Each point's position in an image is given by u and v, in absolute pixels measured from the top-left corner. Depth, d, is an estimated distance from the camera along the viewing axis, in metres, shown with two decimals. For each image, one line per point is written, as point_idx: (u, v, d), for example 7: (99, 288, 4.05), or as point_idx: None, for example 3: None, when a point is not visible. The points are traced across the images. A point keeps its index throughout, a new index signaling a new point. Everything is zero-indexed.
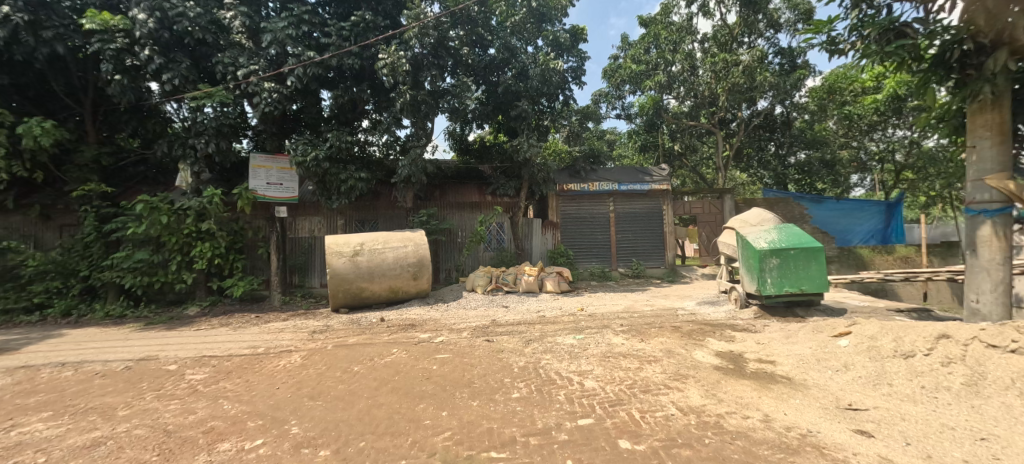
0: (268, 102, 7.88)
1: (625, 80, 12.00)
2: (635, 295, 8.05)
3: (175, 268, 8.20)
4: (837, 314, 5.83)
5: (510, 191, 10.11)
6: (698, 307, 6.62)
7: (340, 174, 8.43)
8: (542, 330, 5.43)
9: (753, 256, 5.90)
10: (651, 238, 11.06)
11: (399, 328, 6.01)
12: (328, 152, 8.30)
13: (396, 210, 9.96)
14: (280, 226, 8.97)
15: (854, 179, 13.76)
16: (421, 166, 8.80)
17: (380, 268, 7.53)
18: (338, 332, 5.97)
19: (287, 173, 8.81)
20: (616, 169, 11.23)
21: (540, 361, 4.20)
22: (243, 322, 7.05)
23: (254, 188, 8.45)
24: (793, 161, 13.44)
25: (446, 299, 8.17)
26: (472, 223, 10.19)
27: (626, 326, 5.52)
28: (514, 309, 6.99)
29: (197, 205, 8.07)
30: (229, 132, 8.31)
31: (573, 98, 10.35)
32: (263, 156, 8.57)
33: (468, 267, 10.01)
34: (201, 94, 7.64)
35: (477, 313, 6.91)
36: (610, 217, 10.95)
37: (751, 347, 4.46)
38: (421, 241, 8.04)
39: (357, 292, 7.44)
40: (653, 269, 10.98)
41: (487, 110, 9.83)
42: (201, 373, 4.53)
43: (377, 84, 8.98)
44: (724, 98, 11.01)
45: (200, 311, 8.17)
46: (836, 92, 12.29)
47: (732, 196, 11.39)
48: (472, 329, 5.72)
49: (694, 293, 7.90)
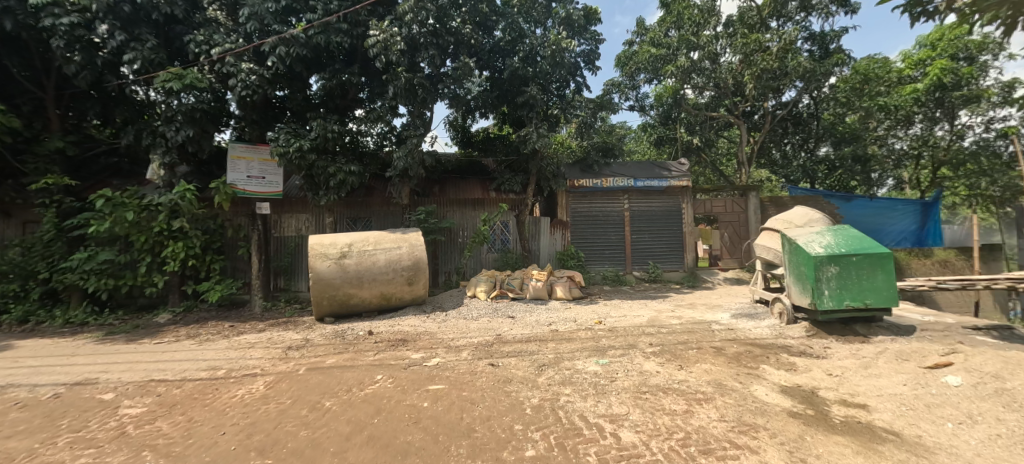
0: (246, 85, 7.00)
1: (640, 68, 11.09)
2: (658, 304, 7.14)
3: (144, 270, 7.35)
4: (904, 332, 4.93)
5: (516, 187, 9.27)
6: (734, 321, 5.72)
7: (328, 167, 7.57)
8: (556, 351, 4.54)
9: (807, 263, 4.98)
10: (668, 239, 10.15)
11: (389, 344, 5.16)
12: (314, 143, 7.42)
13: (392, 207, 9.08)
14: (262, 225, 8.11)
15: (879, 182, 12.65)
16: (417, 158, 7.91)
17: (370, 273, 6.67)
18: (317, 349, 5.12)
19: (270, 165, 7.97)
20: (632, 164, 10.17)
21: (558, 397, 3.33)
22: (213, 333, 6.20)
23: (233, 181, 7.64)
24: (820, 155, 12.48)
25: (444, 306, 7.31)
26: (474, 222, 9.29)
27: (656, 346, 4.63)
28: (521, 321, 6.11)
29: (168, 200, 7.21)
30: (204, 119, 7.43)
31: (586, 85, 9.42)
32: (244, 145, 7.72)
33: (470, 270, 9.13)
34: (169, 75, 6.74)
35: (479, 325, 6.04)
36: (624, 216, 10.05)
37: (821, 380, 3.56)
38: (417, 242, 7.17)
39: (344, 300, 6.59)
40: (671, 273, 10.06)
41: (492, 97, 8.93)
42: (139, 407, 3.67)
43: (370, 67, 8.09)
44: (751, 85, 10.07)
45: (171, 319, 7.33)
46: (870, 81, 11.35)
47: (757, 194, 10.56)
48: (474, 347, 4.85)
49: (722, 302, 7.01)
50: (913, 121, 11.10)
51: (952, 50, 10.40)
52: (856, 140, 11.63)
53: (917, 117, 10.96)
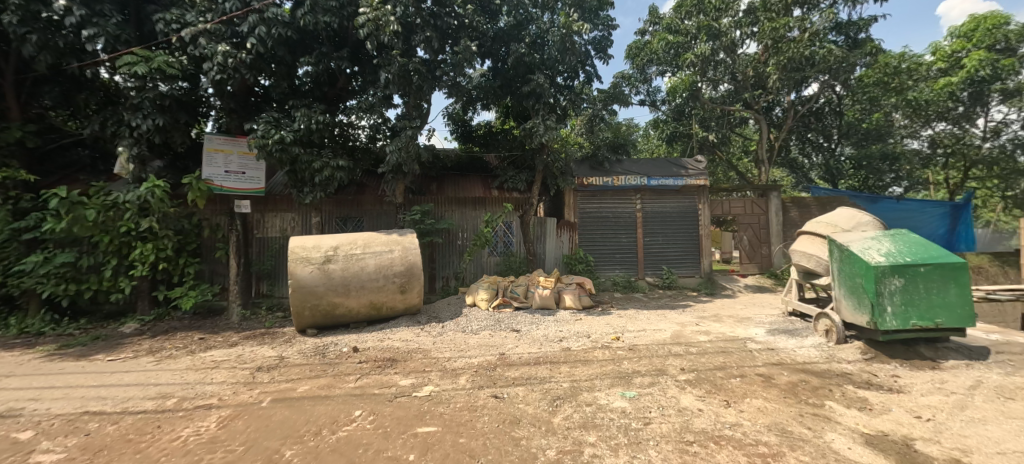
0: (223, 68, 6.26)
1: (652, 61, 10.48)
2: (679, 316, 6.41)
3: (110, 274, 6.63)
4: (978, 355, 4.21)
5: (520, 185, 8.63)
6: (772, 338, 4.99)
7: (313, 161, 6.84)
8: (572, 380, 3.81)
9: (864, 274, 4.26)
10: (684, 242, 9.42)
11: (375, 365, 4.43)
12: (298, 133, 6.68)
13: (385, 206, 8.35)
14: (242, 225, 7.38)
15: (897, 190, 11.64)
16: (413, 153, 7.18)
17: (358, 280, 5.95)
18: (290, 371, 4.38)
19: (251, 159, 7.25)
20: (644, 161, 9.43)
21: (582, 450, 2.58)
22: (178, 347, 5.46)
23: (209, 177, 6.92)
24: (844, 153, 11.72)
25: (441, 317, 6.57)
26: (475, 222, 8.55)
27: (690, 372, 3.91)
28: (527, 336, 5.37)
29: (135, 197, 6.49)
30: (176, 107, 6.71)
31: (597, 74, 8.68)
32: (222, 137, 6.98)
33: (469, 275, 8.40)
34: (134, 58, 6.00)
35: (479, 340, 5.30)
36: (636, 217, 9.33)
37: (912, 427, 2.82)
38: (411, 245, 6.44)
39: (328, 310, 5.86)
40: (687, 278, 9.32)
41: (495, 87, 8.22)
42: (56, 453, 2.93)
43: (362, 52, 7.37)
44: (776, 76, 9.29)
45: (138, 329, 6.59)
46: (900, 75, 10.62)
47: (779, 194, 9.87)
48: (474, 371, 4.12)
49: (751, 315, 6.29)
50: (944, 117, 10.37)
51: (991, 40, 9.75)
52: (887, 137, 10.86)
53: (950, 113, 10.25)
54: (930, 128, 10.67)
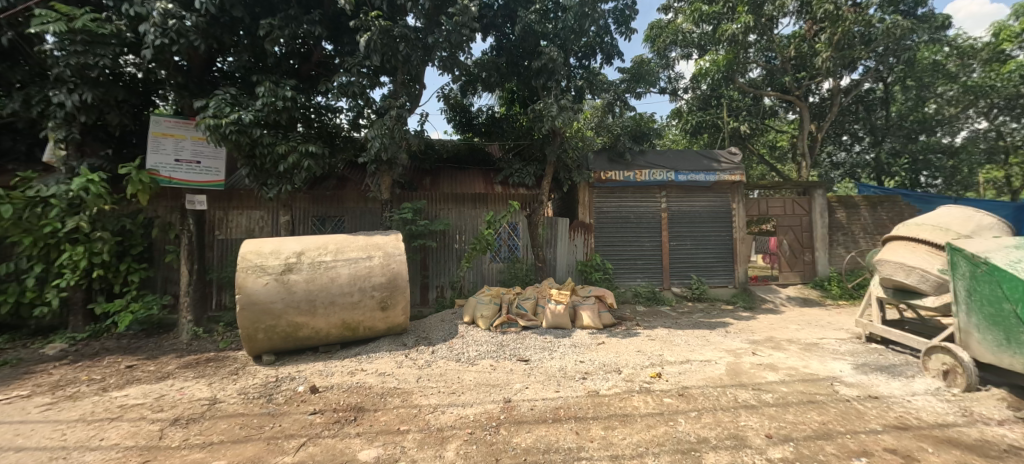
0: (161, 30, 5.01)
1: (674, 43, 9.46)
2: (727, 341, 5.17)
3: (32, 283, 5.45)
4: None
5: (528, 179, 7.45)
6: (866, 380, 3.76)
7: (278, 146, 5.61)
8: (613, 455, 2.56)
9: (1018, 298, 3.02)
10: (715, 246, 8.18)
11: (332, 420, 3.19)
12: (259, 113, 5.45)
13: (370, 203, 7.14)
14: (198, 225, 6.19)
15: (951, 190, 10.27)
16: (399, 137, 5.98)
17: (328, 294, 4.76)
18: (214, 428, 3.16)
19: (206, 146, 6.10)
20: (671, 153, 8.11)
21: None
22: (90, 382, 4.23)
23: (154, 167, 5.78)
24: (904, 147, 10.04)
25: (431, 339, 5.35)
26: (475, 223, 7.32)
27: (786, 444, 2.64)
28: (539, 370, 4.16)
29: (62, 190, 5.30)
30: (111, 81, 5.51)
31: (619, 50, 7.47)
32: (171, 120, 5.88)
33: (468, 285, 7.21)
34: (51, 14, 4.82)
35: (477, 376, 4.07)
36: (661, 218, 8.10)
37: None
38: (394, 250, 5.22)
39: (289, 333, 4.67)
40: (719, 289, 8.07)
41: (500, 63, 7.02)
42: None
43: (341, 18, 6.21)
44: (826, 54, 8.06)
45: (62, 351, 5.39)
46: (964, 56, 9.32)
47: (823, 192, 8.62)
48: (468, 434, 2.89)
49: (816, 341, 5.05)
50: (1013, 105, 9.07)
51: None
52: (943, 128, 9.62)
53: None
54: (991, 119, 9.43)
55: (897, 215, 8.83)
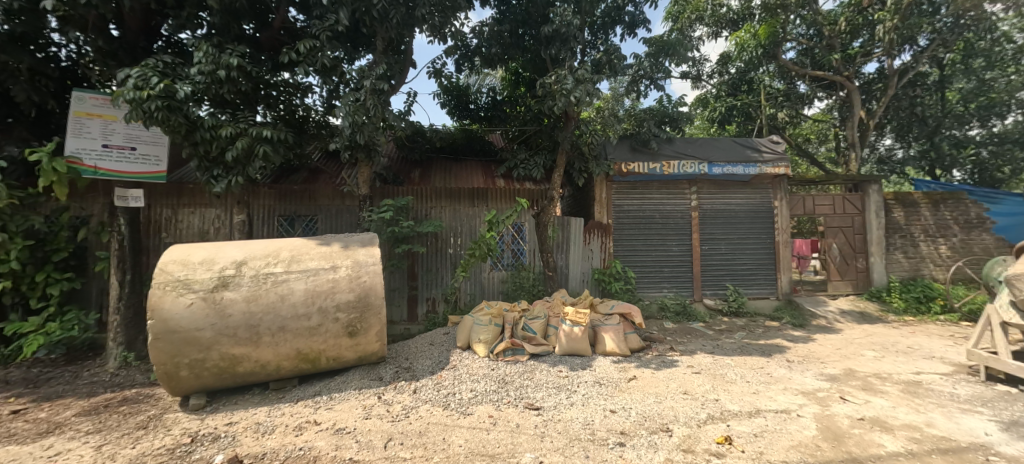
0: None
1: (701, 18, 8.30)
2: (797, 377, 3.98)
3: None
4: None
5: (535, 172, 6.37)
6: None
7: (221, 128, 4.45)
8: None
9: None
10: (755, 251, 6.99)
11: None
12: (195, 85, 4.30)
13: (348, 200, 6.01)
14: (134, 226, 5.05)
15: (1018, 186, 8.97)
16: (375, 116, 4.81)
17: (275, 317, 3.61)
18: None
19: (142, 128, 5.01)
20: (702, 140, 6.92)
21: None
22: None
23: (75, 153, 4.65)
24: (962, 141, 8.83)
25: (414, 371, 4.19)
26: (471, 224, 6.14)
27: None
28: (557, 429, 2.98)
29: None
30: (14, 44, 4.39)
31: (645, 19, 6.29)
32: (99, 97, 4.82)
33: (465, 297, 6.07)
34: None
35: (470, 437, 2.90)
36: (691, 218, 6.93)
37: None
38: (366, 258, 4.08)
39: (223, 368, 3.54)
40: (759, 300, 6.89)
41: (502, 31, 5.87)
42: None
43: None
44: (892, 24, 6.88)
45: None
46: None
47: (879, 188, 7.41)
48: None
49: (916, 378, 3.86)
50: None
51: None
52: (1013, 115, 8.38)
53: None
54: None
55: (963, 214, 7.59)
